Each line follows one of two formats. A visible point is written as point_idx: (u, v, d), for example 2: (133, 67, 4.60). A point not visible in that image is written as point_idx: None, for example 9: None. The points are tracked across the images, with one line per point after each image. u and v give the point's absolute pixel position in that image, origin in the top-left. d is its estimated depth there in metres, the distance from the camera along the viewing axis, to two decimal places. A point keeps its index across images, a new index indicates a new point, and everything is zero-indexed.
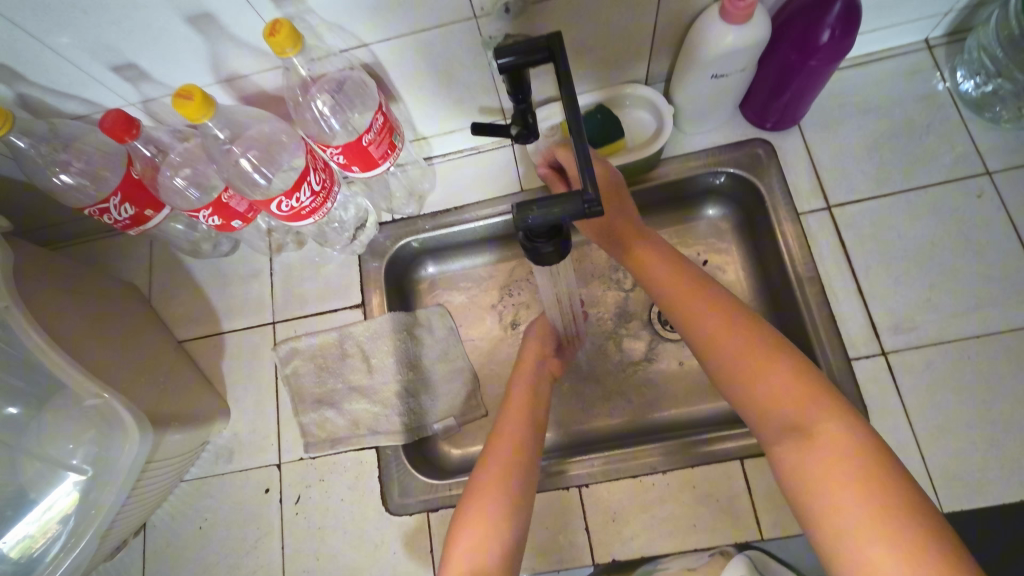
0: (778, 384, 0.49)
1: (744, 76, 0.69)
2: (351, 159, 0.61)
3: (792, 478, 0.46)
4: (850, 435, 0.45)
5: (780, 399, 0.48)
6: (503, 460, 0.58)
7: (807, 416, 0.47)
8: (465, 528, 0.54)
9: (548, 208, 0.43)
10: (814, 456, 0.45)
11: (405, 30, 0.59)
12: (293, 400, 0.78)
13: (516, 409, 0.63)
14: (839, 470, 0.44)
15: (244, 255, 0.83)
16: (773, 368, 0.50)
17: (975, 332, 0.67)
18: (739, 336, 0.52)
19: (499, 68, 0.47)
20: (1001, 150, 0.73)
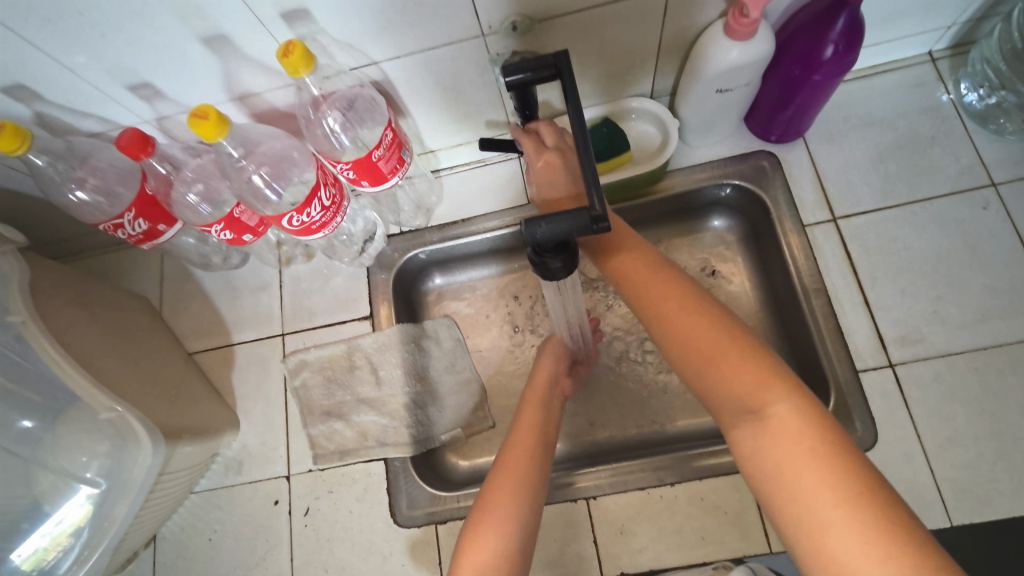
0: (727, 365, 0.47)
1: (748, 90, 0.70)
2: (361, 174, 0.62)
3: (754, 467, 0.44)
4: (801, 416, 0.43)
5: (731, 381, 0.46)
6: (511, 474, 0.57)
7: (758, 398, 0.45)
8: (472, 542, 0.52)
9: (556, 224, 0.44)
10: (772, 442, 0.43)
11: (414, 48, 0.60)
12: (302, 412, 0.78)
13: (526, 422, 0.63)
14: (795, 456, 0.42)
15: (254, 268, 0.85)
16: (722, 349, 0.47)
17: (983, 343, 0.67)
18: (690, 314, 0.50)
19: (507, 84, 0.47)
20: (1007, 162, 0.73)
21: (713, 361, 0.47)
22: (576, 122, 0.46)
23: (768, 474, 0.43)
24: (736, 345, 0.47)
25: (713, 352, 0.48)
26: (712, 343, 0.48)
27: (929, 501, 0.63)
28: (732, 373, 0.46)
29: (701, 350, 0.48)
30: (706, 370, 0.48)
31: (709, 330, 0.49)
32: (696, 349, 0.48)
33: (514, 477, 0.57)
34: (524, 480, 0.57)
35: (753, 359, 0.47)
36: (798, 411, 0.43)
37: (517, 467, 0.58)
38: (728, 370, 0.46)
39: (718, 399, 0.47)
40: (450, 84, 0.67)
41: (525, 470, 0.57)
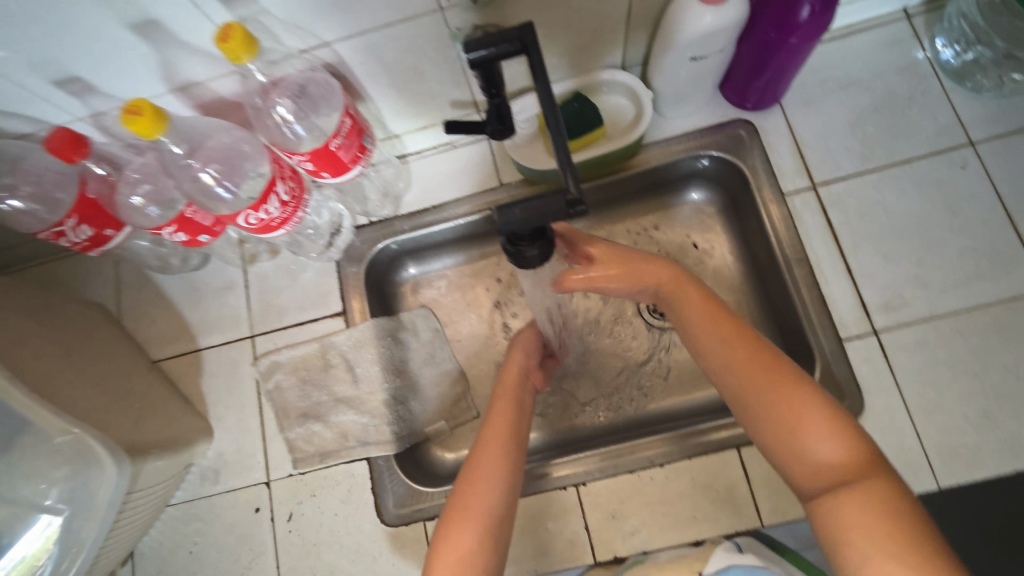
0: (816, 440, 0.48)
1: (722, 56, 0.67)
2: (320, 165, 0.59)
3: (829, 537, 0.45)
4: (890, 496, 0.44)
5: (816, 457, 0.47)
6: (484, 474, 0.56)
7: (845, 474, 0.46)
8: (443, 551, 0.51)
9: (531, 209, 0.42)
10: (853, 517, 0.44)
11: (367, 26, 0.56)
12: (278, 416, 0.75)
13: (499, 417, 0.61)
14: (877, 531, 0.42)
15: (216, 269, 0.80)
16: (813, 422, 0.48)
17: (965, 305, 0.67)
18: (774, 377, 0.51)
19: (470, 62, 0.44)
20: (984, 119, 0.72)
21: (801, 432, 0.48)
22: (546, 100, 0.44)
23: (840, 544, 0.44)
24: (830, 420, 0.48)
25: (801, 423, 0.48)
26: (800, 416, 0.49)
27: (917, 466, 0.63)
28: (819, 446, 0.47)
29: (785, 419, 0.49)
30: (789, 439, 0.49)
31: (798, 403, 0.49)
32: (782, 422, 0.49)
33: (487, 478, 0.55)
34: (497, 481, 0.55)
35: (844, 438, 0.47)
36: (888, 490, 0.44)
37: (488, 467, 0.56)
38: (814, 441, 0.48)
39: (799, 468, 0.48)
40: (409, 64, 0.63)
41: (498, 470, 0.56)
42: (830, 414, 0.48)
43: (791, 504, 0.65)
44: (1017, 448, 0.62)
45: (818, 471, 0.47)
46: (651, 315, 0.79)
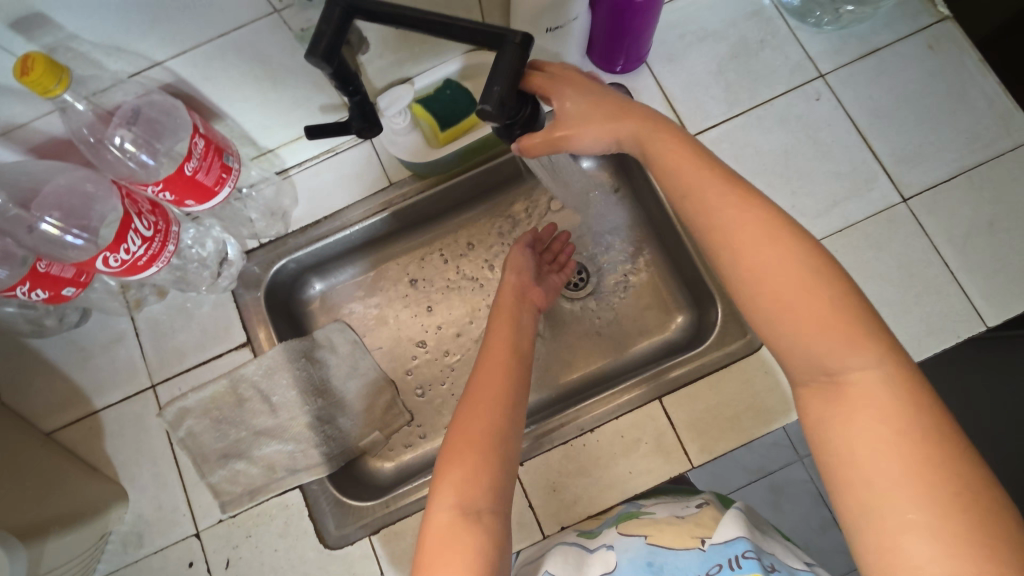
0: (822, 332, 0.42)
1: (580, 24, 0.69)
2: (182, 194, 0.57)
3: (820, 440, 0.42)
4: (893, 394, 0.40)
5: (821, 348, 0.42)
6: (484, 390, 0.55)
7: (845, 368, 0.41)
8: (447, 473, 0.49)
9: (500, 74, 0.44)
10: (854, 422, 0.40)
11: (199, 39, 0.53)
12: (196, 462, 0.71)
13: (498, 337, 0.62)
14: (878, 440, 0.39)
15: (100, 321, 0.74)
16: (817, 307, 0.42)
17: (838, 227, 0.72)
18: (773, 257, 0.44)
19: (328, 62, 0.45)
20: (830, 51, 0.77)
21: (799, 316, 0.42)
22: (410, 11, 0.45)
23: (834, 451, 0.41)
24: (839, 305, 0.42)
25: (800, 303, 0.42)
26: (808, 302, 0.42)
27: None
28: (822, 336, 0.42)
29: (785, 305, 0.43)
30: (790, 327, 0.43)
31: (804, 285, 0.43)
32: (785, 311, 0.43)
33: (489, 396, 0.54)
34: (497, 403, 0.54)
35: (849, 323, 0.41)
36: (891, 384, 0.40)
37: (486, 400, 0.54)
38: (813, 327, 0.42)
39: (796, 360, 0.43)
40: (260, 73, 0.60)
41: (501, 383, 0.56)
42: (833, 294, 0.42)
43: (713, 439, 0.68)
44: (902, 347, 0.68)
45: (820, 363, 0.42)
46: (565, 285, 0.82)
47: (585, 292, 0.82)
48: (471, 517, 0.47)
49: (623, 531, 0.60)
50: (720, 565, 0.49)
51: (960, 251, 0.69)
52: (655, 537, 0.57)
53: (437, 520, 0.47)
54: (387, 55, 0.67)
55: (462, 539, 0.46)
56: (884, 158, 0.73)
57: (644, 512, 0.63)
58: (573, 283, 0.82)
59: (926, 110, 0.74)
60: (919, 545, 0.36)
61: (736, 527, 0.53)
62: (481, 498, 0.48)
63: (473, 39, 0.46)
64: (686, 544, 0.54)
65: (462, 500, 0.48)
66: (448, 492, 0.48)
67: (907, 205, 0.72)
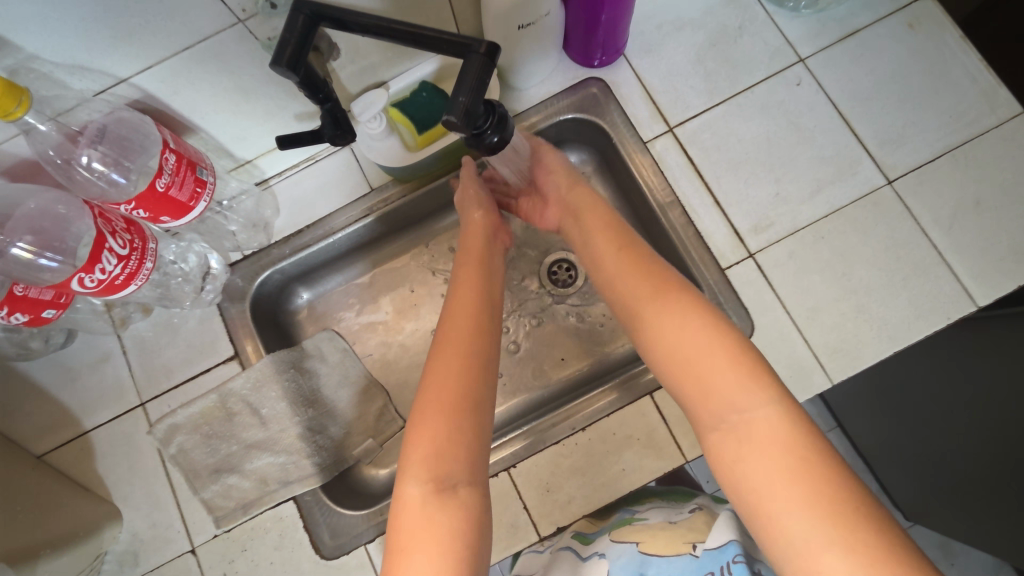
0: (723, 376, 0.46)
1: (554, 19, 0.68)
2: (156, 210, 0.56)
3: (738, 482, 0.43)
4: (791, 428, 0.43)
5: (725, 391, 0.46)
6: (452, 353, 0.55)
7: (747, 407, 0.45)
8: (415, 443, 0.50)
9: (465, 83, 0.43)
10: (761, 459, 0.42)
11: (163, 54, 0.52)
12: (188, 478, 0.70)
13: (465, 289, 0.62)
14: (780, 468, 0.41)
15: (86, 340, 0.74)
16: (718, 355, 0.47)
17: (824, 213, 0.71)
18: (679, 323, 0.50)
19: (292, 72, 0.44)
20: (809, 35, 0.76)
21: (703, 366, 0.47)
22: (375, 20, 0.45)
23: (752, 488, 0.42)
24: (735, 352, 0.47)
25: (703, 356, 0.48)
26: (709, 354, 0.47)
27: (810, 369, 0.67)
28: (724, 382, 0.46)
29: (689, 363, 0.48)
30: (701, 379, 0.47)
31: (702, 340, 0.48)
32: (692, 363, 0.48)
33: (456, 360, 0.54)
34: (462, 366, 0.54)
35: (747, 366, 0.46)
36: (784, 417, 0.43)
37: (452, 365, 0.54)
38: (716, 375, 0.46)
39: (704, 413, 0.47)
40: (231, 85, 0.59)
41: (466, 342, 0.56)
42: (729, 345, 0.47)
43: None
44: (891, 332, 0.67)
45: (723, 407, 0.45)
46: (553, 285, 0.82)
47: (572, 290, 0.82)
48: (444, 492, 0.48)
49: (615, 538, 0.60)
50: (713, 573, 0.49)
51: (948, 232, 0.69)
52: (647, 543, 0.57)
53: (409, 498, 0.48)
54: (360, 60, 0.67)
55: (437, 518, 0.46)
56: (868, 141, 0.72)
57: (638, 517, 0.63)
58: (561, 282, 0.82)
59: (908, 91, 0.73)
60: (836, 565, 0.37)
61: (727, 531, 0.53)
62: (453, 471, 0.49)
63: (439, 44, 0.45)
64: (678, 550, 0.54)
65: (434, 476, 0.48)
66: (419, 469, 0.48)
67: (891, 187, 0.71)
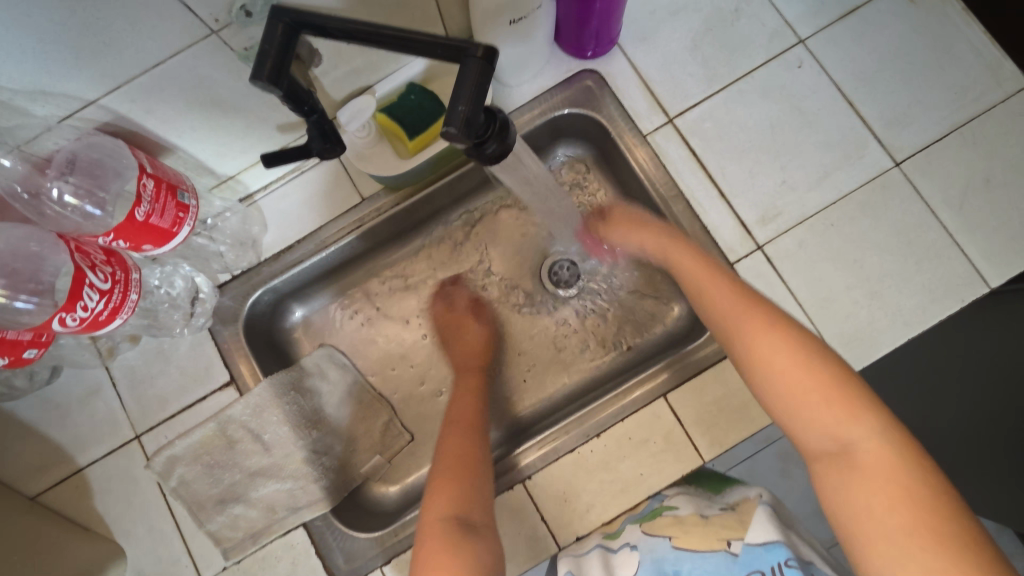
0: (822, 406, 0.47)
1: (546, 13, 0.65)
2: (137, 240, 0.53)
3: (837, 505, 0.44)
4: (899, 457, 0.43)
5: (826, 420, 0.46)
6: (459, 428, 0.64)
7: (847, 435, 0.45)
8: (437, 492, 0.56)
9: (462, 92, 0.40)
10: (863, 485, 0.43)
11: (134, 71, 0.49)
12: (192, 511, 0.68)
13: (467, 392, 0.70)
14: (882, 494, 0.42)
15: (73, 374, 0.70)
16: (816, 384, 0.47)
17: (831, 200, 0.69)
18: (779, 348, 0.50)
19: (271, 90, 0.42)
20: (808, 15, 0.73)
21: (805, 392, 0.48)
22: (356, 24, 0.42)
23: (852, 512, 0.43)
24: (834, 383, 0.47)
25: (803, 382, 0.48)
26: (808, 386, 0.48)
27: None
28: (821, 408, 0.47)
29: (787, 388, 0.49)
30: (800, 404, 0.48)
31: (804, 372, 0.48)
32: (792, 392, 0.48)
33: (465, 431, 0.63)
34: (471, 433, 0.63)
35: (846, 398, 0.46)
36: (889, 447, 0.44)
37: (464, 434, 0.63)
38: (818, 403, 0.47)
39: (806, 435, 0.48)
40: (208, 101, 0.56)
41: (473, 421, 0.65)
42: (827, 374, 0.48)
43: (724, 432, 0.66)
44: (906, 319, 0.66)
45: (824, 433, 0.46)
46: (556, 285, 0.80)
47: (576, 291, 0.79)
48: (467, 528, 0.52)
49: (647, 530, 0.59)
50: (762, 572, 0.49)
51: (959, 212, 0.67)
52: (681, 538, 0.56)
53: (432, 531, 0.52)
54: (343, 65, 0.63)
55: (461, 547, 0.50)
56: (873, 122, 0.70)
57: (669, 507, 0.61)
58: (563, 282, 0.80)
59: (912, 68, 0.71)
60: None
61: (767, 528, 0.53)
62: (472, 514, 0.54)
63: (429, 51, 0.42)
64: (713, 545, 0.53)
65: (458, 513, 0.54)
66: (445, 504, 0.54)
67: (899, 169, 0.69)
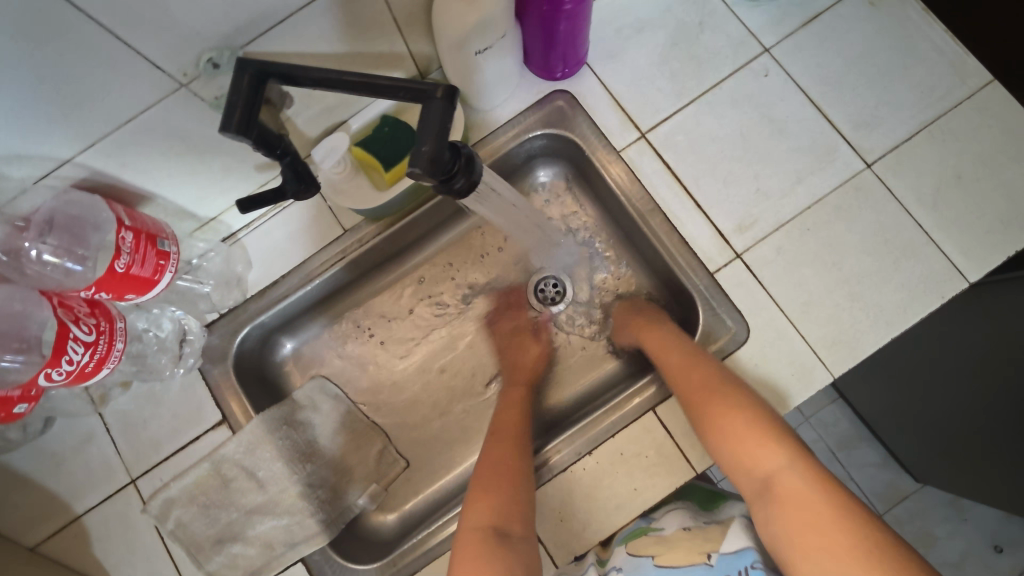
0: (745, 444, 0.51)
1: (512, 41, 0.67)
2: (118, 290, 0.54)
3: (772, 541, 0.46)
4: (812, 485, 0.46)
5: (752, 458, 0.50)
6: (502, 437, 0.63)
7: (769, 470, 0.49)
8: (475, 502, 0.54)
9: (425, 132, 0.41)
10: (787, 516, 0.45)
11: (106, 128, 0.50)
12: (190, 553, 0.68)
13: (511, 402, 0.69)
14: (802, 521, 0.44)
15: (66, 422, 0.71)
16: (743, 431, 0.52)
17: (805, 205, 0.70)
18: (714, 400, 0.55)
19: (241, 138, 0.42)
20: (771, 24, 0.74)
21: (734, 437, 0.52)
22: (323, 72, 0.42)
23: (786, 544, 0.45)
24: (761, 426, 0.51)
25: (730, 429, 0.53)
26: (736, 429, 0.52)
27: (811, 365, 0.66)
28: (747, 450, 0.51)
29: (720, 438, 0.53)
30: (731, 447, 0.52)
31: (736, 419, 0.53)
32: (730, 438, 0.53)
33: (510, 440, 0.62)
34: (516, 448, 0.61)
35: (771, 438, 0.50)
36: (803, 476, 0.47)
37: (507, 445, 0.61)
38: (746, 444, 0.51)
39: (741, 478, 0.51)
40: (183, 149, 0.57)
41: (518, 436, 0.63)
42: (750, 420, 0.52)
43: None
44: (887, 318, 0.66)
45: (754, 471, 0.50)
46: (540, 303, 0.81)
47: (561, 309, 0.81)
48: (502, 538, 0.51)
49: (631, 552, 0.60)
50: None
51: (932, 209, 0.68)
52: (662, 556, 0.57)
53: (467, 538, 0.51)
54: (315, 104, 0.64)
55: (496, 553, 0.49)
56: (842, 125, 0.71)
57: (654, 530, 0.63)
58: (548, 300, 0.81)
59: (877, 70, 0.72)
60: None
61: (740, 536, 0.54)
62: (510, 524, 0.53)
63: (392, 94, 0.43)
64: (693, 559, 0.54)
65: (495, 521, 0.52)
66: (482, 515, 0.53)
67: (871, 170, 0.70)
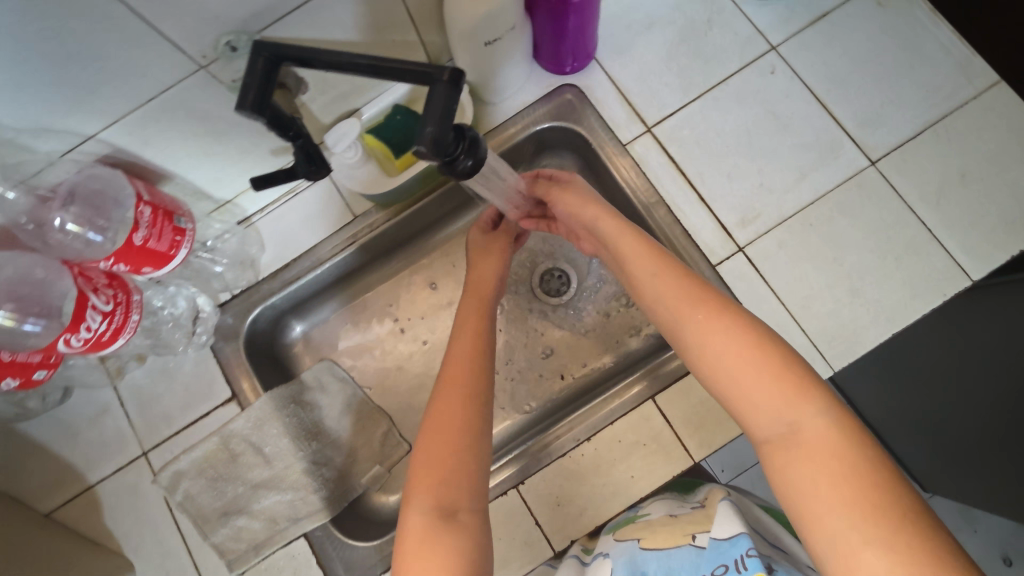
0: (762, 387, 0.46)
1: (522, 35, 0.68)
2: (137, 263, 0.57)
3: (783, 487, 0.43)
4: (842, 438, 0.42)
5: (773, 402, 0.45)
6: (458, 383, 0.56)
7: (793, 420, 0.44)
8: (418, 479, 0.51)
9: (431, 112, 0.43)
10: (809, 468, 0.42)
11: (127, 107, 0.52)
12: (197, 524, 0.70)
13: (467, 331, 0.62)
14: (830, 474, 0.41)
15: (83, 394, 0.73)
16: (765, 370, 0.46)
17: (809, 200, 0.71)
18: (722, 334, 0.49)
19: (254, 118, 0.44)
20: (779, 23, 0.75)
21: (749, 374, 0.46)
22: (332, 53, 0.44)
23: (803, 498, 0.42)
24: (783, 367, 0.46)
25: (744, 366, 0.47)
26: (746, 369, 0.47)
27: (811, 359, 0.67)
28: (767, 395, 0.45)
29: (727, 376, 0.48)
30: (745, 387, 0.46)
31: (750, 354, 0.47)
32: (738, 378, 0.47)
33: (461, 386, 0.56)
34: (470, 401, 0.55)
35: (790, 378, 0.45)
36: (836, 427, 0.43)
37: (458, 396, 0.55)
38: (767, 385, 0.46)
39: (755, 420, 0.46)
40: (200, 131, 0.59)
41: (471, 381, 0.56)
42: (773, 359, 0.46)
43: (711, 433, 0.67)
44: (889, 314, 0.67)
45: (772, 417, 0.45)
46: (543, 293, 0.82)
47: (565, 302, 0.82)
48: (446, 519, 0.49)
49: (618, 538, 0.61)
50: (726, 565, 0.47)
51: (935, 208, 0.68)
52: (647, 539, 0.58)
53: (411, 525, 0.48)
54: (329, 91, 0.66)
55: (434, 541, 0.47)
56: (847, 122, 0.72)
57: (641, 515, 0.64)
58: (551, 291, 0.82)
59: (883, 69, 0.72)
60: (875, 563, 0.37)
61: (733, 522, 0.51)
62: (458, 500, 0.50)
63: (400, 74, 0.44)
64: (677, 541, 0.55)
65: (438, 504, 0.49)
66: (424, 495, 0.50)
67: (875, 168, 0.70)
